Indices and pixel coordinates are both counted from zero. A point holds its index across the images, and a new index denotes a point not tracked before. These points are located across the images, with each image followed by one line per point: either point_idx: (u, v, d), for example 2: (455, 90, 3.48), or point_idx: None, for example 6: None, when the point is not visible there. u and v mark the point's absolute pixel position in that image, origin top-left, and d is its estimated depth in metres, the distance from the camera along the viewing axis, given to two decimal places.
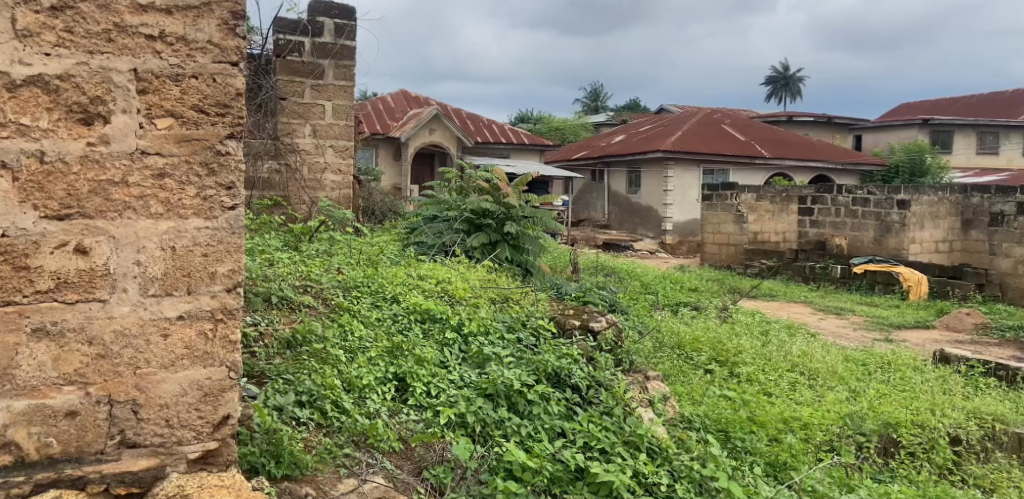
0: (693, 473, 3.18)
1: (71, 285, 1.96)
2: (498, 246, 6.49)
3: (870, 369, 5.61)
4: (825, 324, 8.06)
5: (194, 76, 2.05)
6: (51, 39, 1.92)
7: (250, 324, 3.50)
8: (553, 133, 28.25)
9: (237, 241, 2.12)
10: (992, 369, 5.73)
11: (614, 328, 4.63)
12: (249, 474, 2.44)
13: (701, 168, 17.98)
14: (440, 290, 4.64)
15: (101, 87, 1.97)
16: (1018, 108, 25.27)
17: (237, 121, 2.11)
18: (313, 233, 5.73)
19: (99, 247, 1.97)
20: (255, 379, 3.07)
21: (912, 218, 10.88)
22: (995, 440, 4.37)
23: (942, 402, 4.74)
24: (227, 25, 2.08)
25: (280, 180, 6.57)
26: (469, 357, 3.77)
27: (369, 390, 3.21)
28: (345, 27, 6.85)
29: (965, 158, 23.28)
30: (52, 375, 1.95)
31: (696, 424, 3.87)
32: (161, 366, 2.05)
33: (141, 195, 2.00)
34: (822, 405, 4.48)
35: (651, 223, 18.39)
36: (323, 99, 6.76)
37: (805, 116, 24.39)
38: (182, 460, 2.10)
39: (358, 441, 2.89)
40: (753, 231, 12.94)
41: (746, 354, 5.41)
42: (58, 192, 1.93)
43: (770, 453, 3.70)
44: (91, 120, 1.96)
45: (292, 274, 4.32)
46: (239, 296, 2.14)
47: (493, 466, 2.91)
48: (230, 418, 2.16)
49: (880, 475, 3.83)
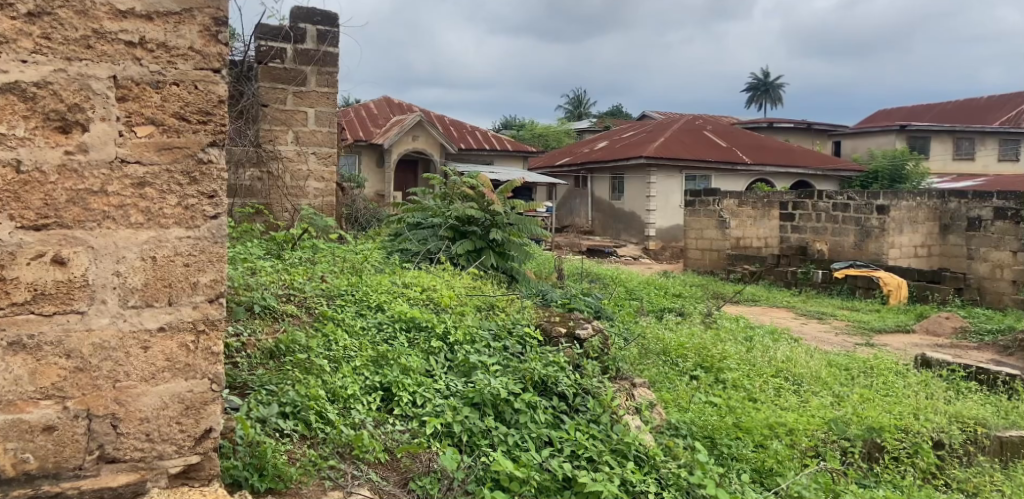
0: (680, 481, 3.17)
1: (49, 296, 1.91)
2: (483, 253, 6.45)
3: (853, 373, 5.65)
4: (807, 329, 8.11)
5: (175, 83, 2.01)
6: (28, 45, 1.87)
7: (233, 334, 3.46)
8: (535, 139, 28.35)
9: (220, 250, 2.08)
10: (972, 373, 5.79)
11: (600, 335, 4.63)
12: (232, 488, 2.40)
13: (684, 174, 18.18)
14: (425, 299, 4.60)
15: (80, 94, 1.93)
16: (993, 113, 25.65)
17: (220, 128, 2.08)
18: (296, 242, 5.71)
19: (77, 258, 1.93)
20: (238, 390, 3.02)
21: (891, 223, 11.02)
22: (978, 443, 4.40)
23: (925, 406, 4.78)
24: (209, 31, 2.05)
25: (262, 187, 6.62)
26: (455, 366, 3.73)
27: (354, 400, 3.17)
28: (328, 34, 6.82)
29: (942, 163, 23.56)
30: (29, 389, 1.90)
31: (682, 431, 3.85)
32: (141, 379, 2.01)
33: (121, 204, 1.96)
34: (807, 411, 4.50)
35: (635, 228, 18.42)
36: (306, 106, 6.72)
37: (786, 122, 24.73)
38: (162, 475, 2.05)
39: (343, 452, 2.85)
40: (735, 236, 13.00)
41: (731, 360, 5.42)
42: (35, 201, 1.89)
43: (756, 459, 3.72)
44: (69, 128, 1.92)
45: (275, 283, 4.27)
46: (221, 306, 2.10)
47: (480, 476, 2.89)
48: (213, 431, 2.12)
49: (865, 480, 3.86)
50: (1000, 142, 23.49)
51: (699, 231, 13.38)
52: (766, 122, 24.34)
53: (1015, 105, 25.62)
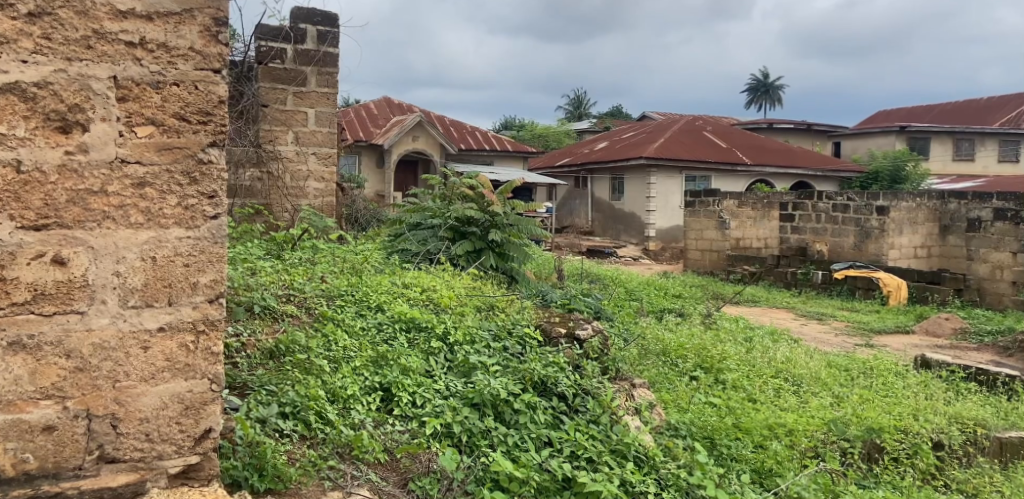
0: (680, 481, 3.17)
1: (49, 296, 1.91)
2: (483, 253, 6.45)
3: (853, 374, 5.65)
4: (807, 330, 8.12)
5: (175, 83, 2.01)
6: (28, 45, 1.88)
7: (233, 334, 3.47)
8: (535, 140, 28.37)
9: (220, 250, 2.09)
10: (972, 374, 5.80)
11: (599, 336, 4.63)
12: (231, 488, 2.40)
13: (684, 175, 18.18)
14: (425, 299, 4.61)
15: (80, 94, 1.93)
16: (993, 114, 25.64)
17: (220, 129, 2.08)
18: (296, 243, 5.71)
19: (77, 257, 1.93)
20: (237, 390, 3.02)
21: (891, 224, 11.03)
22: (977, 445, 4.40)
23: (924, 406, 4.78)
24: (209, 32, 2.05)
25: (262, 188, 6.62)
26: (454, 367, 3.74)
27: (354, 400, 3.17)
28: (328, 34, 6.82)
29: (942, 164, 23.55)
30: (29, 389, 1.90)
31: (682, 431, 3.85)
32: (141, 379, 2.01)
33: (121, 204, 1.96)
34: (806, 412, 4.50)
35: (635, 229, 18.43)
36: (306, 106, 6.72)
37: (785, 123, 24.74)
38: (162, 475, 2.05)
39: (343, 452, 2.85)
40: (735, 237, 13.01)
41: (731, 361, 5.42)
42: (35, 201, 1.89)
43: (755, 460, 3.72)
44: (69, 128, 1.92)
45: (275, 283, 4.27)
46: (221, 307, 2.10)
47: (479, 476, 2.89)
48: (212, 431, 2.12)
49: (865, 481, 3.87)
50: (1000, 143, 23.48)
51: (699, 232, 13.39)
52: (766, 123, 24.34)
53: (1015, 106, 25.61)
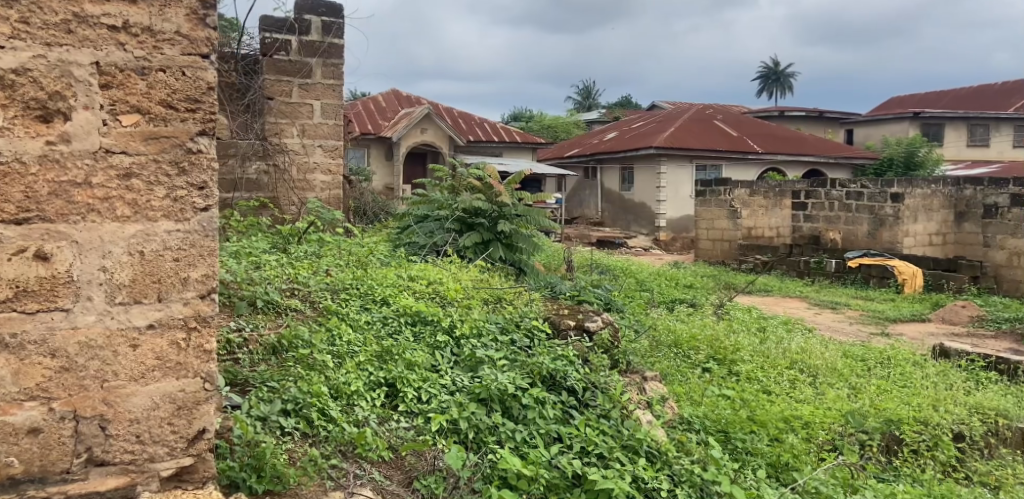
0: (694, 477, 3.07)
1: (32, 294, 1.83)
2: (491, 245, 6.34)
3: (869, 364, 5.53)
4: (820, 319, 7.99)
5: (161, 69, 1.92)
6: (5, 30, 1.78)
7: (234, 330, 3.39)
8: (545, 131, 28.17)
9: (211, 244, 2.00)
10: (992, 363, 5.67)
11: (610, 328, 4.50)
12: (228, 490, 2.32)
13: (693, 164, 18.02)
14: (431, 292, 4.52)
15: (60, 81, 1.84)
16: (1008, 98, 25.31)
17: (209, 116, 1.99)
18: (301, 235, 5.63)
19: (61, 253, 1.84)
20: (238, 388, 2.95)
21: (906, 211, 10.84)
22: (999, 435, 4.27)
23: (944, 397, 4.65)
24: (196, 15, 1.96)
25: (268, 181, 6.48)
26: (460, 361, 3.65)
27: (358, 396, 3.10)
28: (333, 25, 6.73)
29: (956, 150, 23.22)
30: (13, 390, 1.82)
31: (695, 425, 3.75)
32: (130, 378, 1.93)
33: (106, 197, 1.88)
34: (822, 403, 4.39)
35: (645, 219, 18.29)
36: (311, 98, 6.62)
37: (797, 111, 24.50)
38: (154, 478, 1.97)
39: (345, 451, 2.77)
40: (746, 226, 12.88)
41: (744, 352, 5.31)
42: (16, 194, 1.80)
43: (771, 454, 3.60)
44: (50, 117, 1.84)
45: (279, 277, 4.21)
46: (214, 302, 2.02)
47: (487, 473, 2.80)
48: (206, 432, 2.04)
49: (884, 474, 3.73)
50: (1015, 128, 23.21)
51: (710, 221, 13.25)
52: (777, 111, 24.06)
53: None
